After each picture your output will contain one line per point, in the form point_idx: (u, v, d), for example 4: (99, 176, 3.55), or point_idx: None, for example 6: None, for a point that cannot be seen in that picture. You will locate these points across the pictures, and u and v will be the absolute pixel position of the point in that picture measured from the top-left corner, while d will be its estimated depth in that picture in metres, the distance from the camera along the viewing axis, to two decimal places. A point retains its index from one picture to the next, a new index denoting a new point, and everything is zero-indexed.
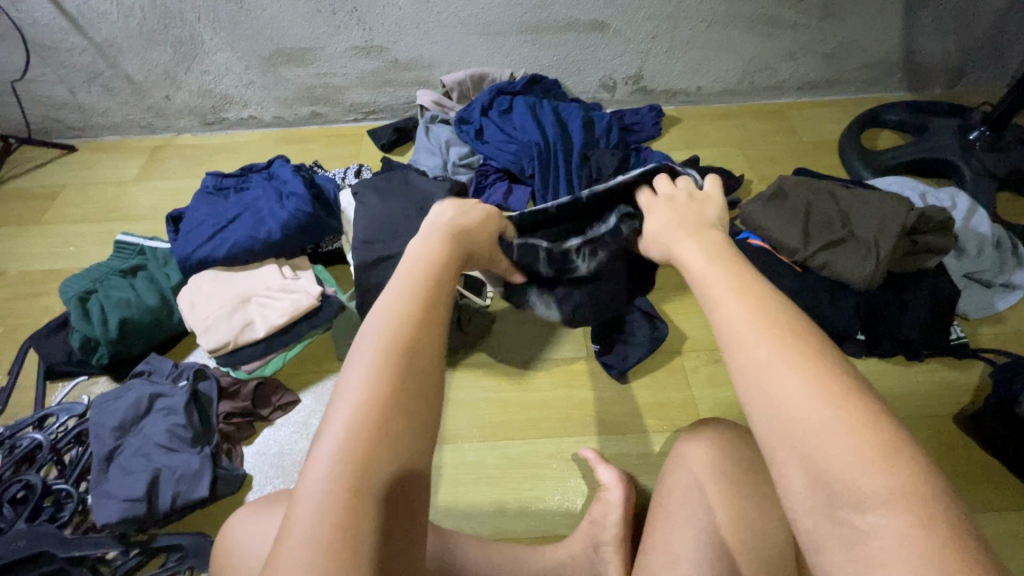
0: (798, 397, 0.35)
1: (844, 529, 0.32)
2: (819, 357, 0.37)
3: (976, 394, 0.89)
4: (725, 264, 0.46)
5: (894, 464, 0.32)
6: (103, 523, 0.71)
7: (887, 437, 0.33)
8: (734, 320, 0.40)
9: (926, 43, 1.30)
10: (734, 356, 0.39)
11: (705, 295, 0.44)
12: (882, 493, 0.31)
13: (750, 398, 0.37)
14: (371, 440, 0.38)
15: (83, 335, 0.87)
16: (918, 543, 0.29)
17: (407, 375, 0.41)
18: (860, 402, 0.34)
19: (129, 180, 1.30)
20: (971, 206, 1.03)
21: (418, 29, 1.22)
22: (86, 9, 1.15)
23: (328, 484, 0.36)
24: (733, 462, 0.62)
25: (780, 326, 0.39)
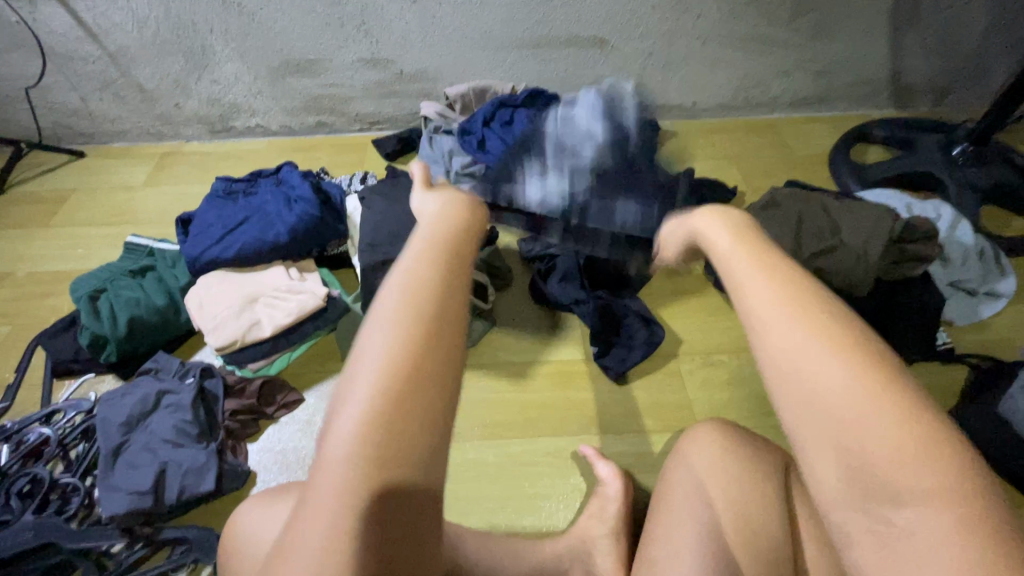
0: (842, 390, 0.34)
1: (877, 524, 0.32)
2: (860, 349, 0.36)
3: (962, 398, 0.92)
4: (761, 257, 0.44)
5: (940, 459, 0.31)
6: (109, 515, 0.72)
7: (932, 433, 0.32)
8: (773, 313, 0.39)
9: (911, 62, 1.36)
10: (770, 349, 0.38)
11: (738, 289, 0.43)
12: (925, 489, 0.31)
13: (787, 388, 0.36)
14: (391, 430, 0.36)
15: (93, 333, 0.89)
16: (961, 539, 0.30)
17: (434, 360, 0.38)
18: (902, 396, 0.33)
19: (138, 186, 1.33)
20: (954, 218, 1.07)
21: (423, 42, 1.26)
22: (101, 20, 1.19)
23: (349, 475, 0.35)
24: (721, 460, 0.64)
25: (820, 318, 0.38)
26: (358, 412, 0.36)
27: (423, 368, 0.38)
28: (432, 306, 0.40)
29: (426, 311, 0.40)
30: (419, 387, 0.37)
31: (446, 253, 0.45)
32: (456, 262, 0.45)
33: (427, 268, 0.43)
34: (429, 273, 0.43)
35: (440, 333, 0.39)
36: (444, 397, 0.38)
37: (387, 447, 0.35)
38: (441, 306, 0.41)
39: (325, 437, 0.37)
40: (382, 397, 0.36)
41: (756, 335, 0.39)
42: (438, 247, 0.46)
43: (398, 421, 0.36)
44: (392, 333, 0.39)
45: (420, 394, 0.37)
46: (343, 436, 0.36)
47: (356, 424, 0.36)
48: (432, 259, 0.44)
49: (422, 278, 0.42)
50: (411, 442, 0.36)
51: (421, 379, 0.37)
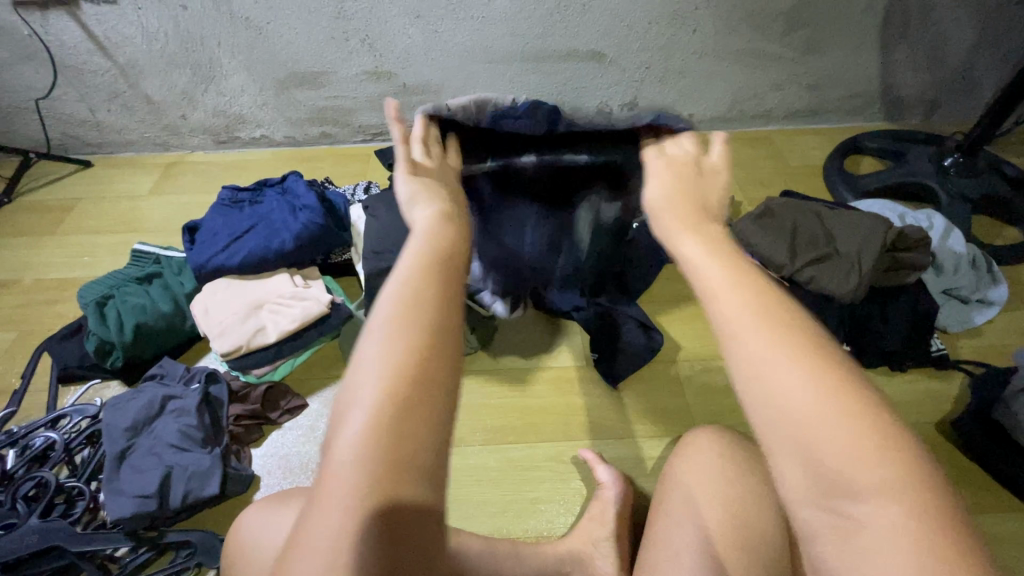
0: (804, 390, 0.34)
1: (840, 520, 0.32)
2: (817, 347, 0.36)
3: (956, 403, 0.93)
4: (717, 252, 0.44)
5: (893, 455, 0.32)
6: (116, 519, 0.72)
7: (887, 429, 0.33)
8: (736, 311, 0.38)
9: (902, 76, 1.39)
10: (735, 348, 0.37)
11: (702, 287, 0.42)
12: (878, 484, 0.32)
13: (751, 391, 0.36)
14: (397, 430, 0.36)
15: (99, 338, 0.90)
16: (915, 532, 0.31)
17: (434, 363, 0.39)
18: (855, 393, 0.34)
19: (144, 195, 1.35)
20: (946, 227, 1.09)
21: (426, 56, 1.29)
22: (112, 33, 1.22)
23: (357, 475, 0.36)
24: (713, 466, 0.66)
25: (777, 318, 0.38)
26: (363, 415, 0.37)
27: (422, 371, 0.38)
28: (430, 311, 0.41)
29: (424, 315, 0.41)
30: (419, 389, 0.38)
31: (439, 258, 0.46)
32: (448, 266, 0.46)
33: (421, 272, 0.44)
34: (424, 277, 0.43)
35: (439, 336, 0.40)
36: (444, 397, 0.38)
37: (391, 447, 0.36)
38: (439, 311, 0.42)
39: (332, 440, 0.38)
40: (385, 399, 0.37)
41: (724, 335, 0.38)
42: (433, 251, 0.46)
43: (402, 421, 0.37)
44: (392, 338, 0.39)
45: (421, 395, 0.38)
46: (348, 440, 0.37)
47: (361, 427, 0.37)
48: (428, 264, 0.45)
49: (418, 283, 0.43)
50: (415, 444, 0.37)
51: (422, 380, 0.38)
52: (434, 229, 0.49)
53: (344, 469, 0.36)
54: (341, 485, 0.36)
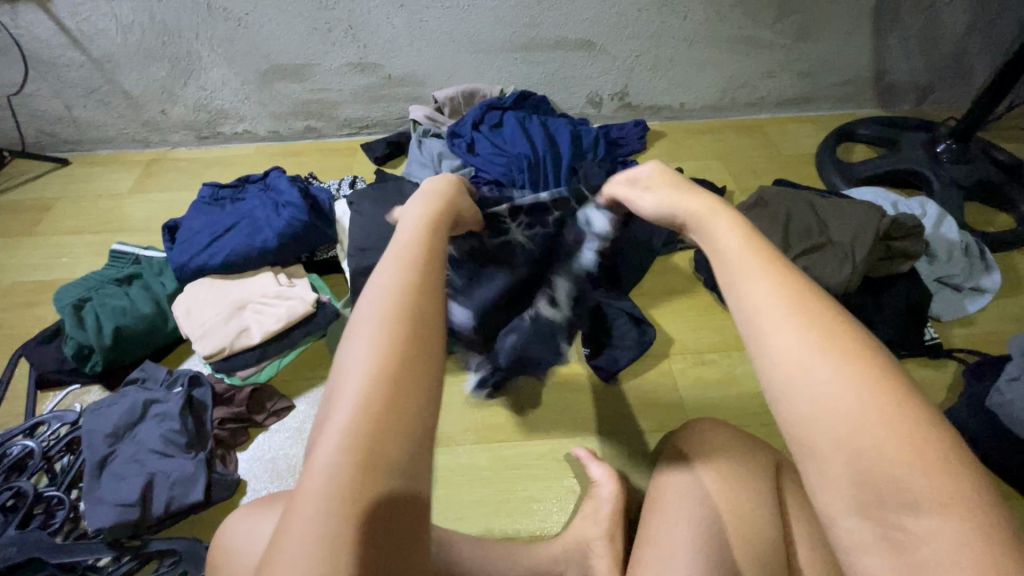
0: (840, 394, 0.33)
1: (891, 530, 0.31)
2: (859, 352, 0.35)
3: (951, 392, 0.93)
4: (750, 241, 0.43)
5: (947, 468, 0.31)
6: (97, 528, 0.71)
7: (941, 441, 0.32)
8: (765, 308, 0.38)
9: (894, 62, 1.38)
10: (766, 351, 0.37)
11: (730, 284, 0.42)
12: (937, 497, 0.30)
13: (785, 394, 0.35)
14: (378, 460, 0.34)
15: (78, 342, 0.87)
16: (974, 551, 0.29)
17: (413, 387, 0.37)
18: (901, 398, 0.33)
19: (124, 193, 1.31)
20: (939, 214, 1.08)
21: (411, 46, 1.26)
22: (85, 26, 1.18)
23: (329, 510, 0.33)
24: (704, 465, 0.64)
25: (820, 319, 0.37)
26: (338, 445, 0.34)
27: (399, 397, 0.36)
28: (408, 330, 0.39)
29: (401, 335, 0.39)
30: (398, 413, 0.36)
31: (422, 267, 0.43)
32: (426, 273, 0.43)
33: (401, 284, 0.41)
34: (401, 290, 0.41)
35: (418, 357, 0.38)
36: (424, 420, 0.36)
37: (364, 480, 0.33)
38: (417, 328, 0.39)
39: (303, 474, 0.35)
40: (360, 425, 0.35)
41: (753, 338, 0.38)
42: (408, 258, 0.44)
43: (380, 450, 0.34)
44: (373, 361, 0.37)
45: (401, 420, 0.36)
46: (321, 474, 0.34)
47: (337, 460, 0.34)
48: (408, 276, 0.42)
49: (395, 299, 0.40)
50: (394, 475, 0.34)
51: (400, 406, 0.36)
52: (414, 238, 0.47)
53: (315, 503, 0.33)
54: (308, 522, 0.33)
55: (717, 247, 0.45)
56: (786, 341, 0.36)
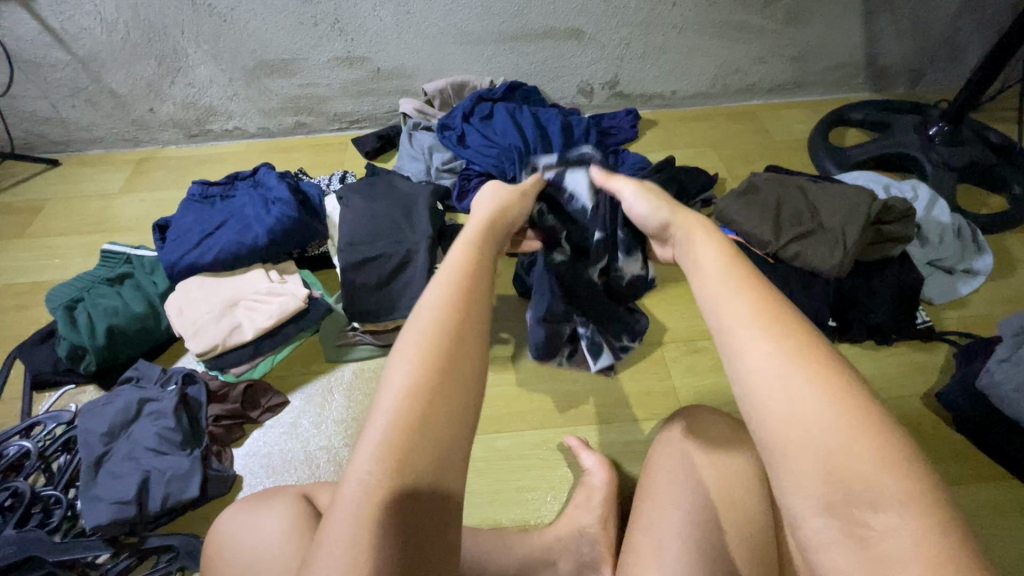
0: (809, 403, 0.35)
1: (855, 528, 0.32)
2: (830, 366, 0.37)
3: (942, 374, 0.93)
4: (732, 264, 0.45)
5: (906, 469, 0.33)
6: (93, 526, 0.71)
7: (899, 446, 0.33)
8: (741, 325, 0.40)
9: (886, 44, 1.36)
10: (742, 365, 0.39)
11: (709, 302, 0.43)
12: (895, 495, 0.32)
13: (760, 404, 0.36)
14: (413, 469, 0.37)
15: (71, 342, 0.87)
16: (927, 544, 0.30)
17: (449, 407, 0.39)
18: (866, 406, 0.35)
19: (115, 193, 1.31)
20: (931, 197, 1.08)
21: (399, 39, 1.25)
22: (69, 25, 1.17)
23: (365, 515, 0.35)
24: (693, 442, 0.65)
25: (788, 334, 0.39)
26: (374, 455, 0.37)
27: (431, 414, 0.38)
28: (449, 349, 0.41)
29: (440, 358, 0.41)
30: (435, 424, 0.38)
31: (462, 288, 0.46)
32: (467, 293, 0.45)
33: (437, 313, 0.43)
34: (439, 318, 0.43)
35: (457, 376, 0.41)
36: (458, 435, 0.39)
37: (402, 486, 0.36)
38: (455, 347, 0.42)
39: (343, 483, 0.37)
40: (395, 440, 0.37)
41: (730, 355, 0.40)
42: (447, 286, 0.46)
43: (416, 460, 0.37)
44: (412, 376, 0.39)
45: (437, 435, 0.38)
46: (358, 480, 0.36)
47: (373, 469, 0.36)
48: (449, 297, 0.44)
49: (432, 322, 0.43)
50: (419, 479, 0.37)
51: (436, 422, 0.38)
52: (456, 261, 0.49)
53: (352, 507, 0.36)
54: (348, 524, 0.35)
55: (699, 271, 0.47)
56: (758, 354, 0.38)
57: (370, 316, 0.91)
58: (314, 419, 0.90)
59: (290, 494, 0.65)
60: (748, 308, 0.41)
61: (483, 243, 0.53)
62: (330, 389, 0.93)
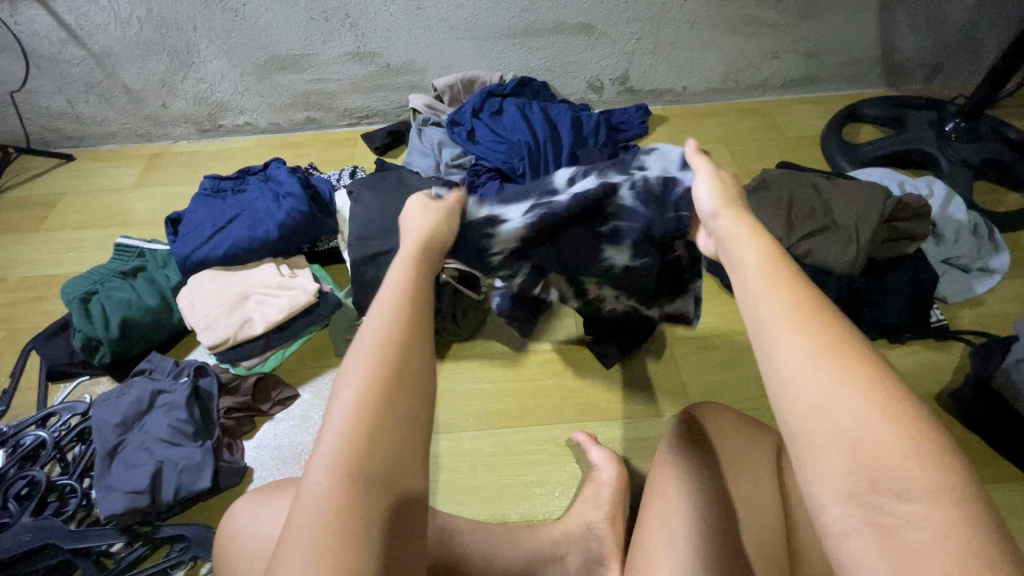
0: (840, 391, 0.33)
1: (878, 517, 0.31)
2: (863, 356, 0.35)
3: (956, 374, 0.92)
4: (768, 258, 0.42)
5: (938, 460, 0.31)
6: (108, 515, 0.72)
7: (933, 436, 0.32)
8: (773, 313, 0.38)
9: (902, 40, 1.34)
10: (770, 352, 0.37)
11: (745, 296, 0.41)
12: (928, 487, 0.30)
13: (790, 395, 0.35)
14: (362, 477, 0.36)
15: (85, 335, 0.88)
16: (957, 535, 0.29)
17: (398, 417, 0.38)
18: (900, 396, 0.33)
19: (128, 187, 1.33)
20: (947, 194, 1.07)
21: (409, 34, 1.25)
22: (83, 21, 1.18)
23: (319, 525, 0.35)
24: (704, 436, 0.64)
25: (822, 322, 0.37)
26: (328, 465, 0.36)
27: (381, 425, 0.37)
28: (395, 361, 0.40)
29: (388, 370, 0.39)
30: (384, 435, 0.37)
31: (412, 298, 0.44)
32: (414, 307, 0.43)
33: (386, 321, 0.42)
34: (388, 330, 0.41)
35: (409, 383, 0.40)
36: (407, 442, 0.38)
37: (360, 496, 0.36)
38: (406, 356, 0.40)
39: (297, 495, 0.37)
40: (347, 451, 0.36)
41: (759, 342, 0.38)
42: (400, 292, 0.44)
43: (367, 467, 0.36)
44: (360, 388, 0.38)
45: (386, 442, 0.37)
46: (314, 492, 0.36)
47: (326, 481, 0.36)
48: (399, 305, 0.43)
49: (379, 337, 0.41)
50: (373, 486, 0.36)
51: (383, 432, 0.37)
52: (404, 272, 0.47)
53: (306, 520, 0.35)
54: (306, 533, 0.35)
55: (739, 261, 0.44)
56: (788, 343, 0.36)
57: None
58: (324, 413, 0.90)
59: (300, 486, 0.65)
60: (781, 298, 0.39)
61: (428, 254, 0.51)
62: None
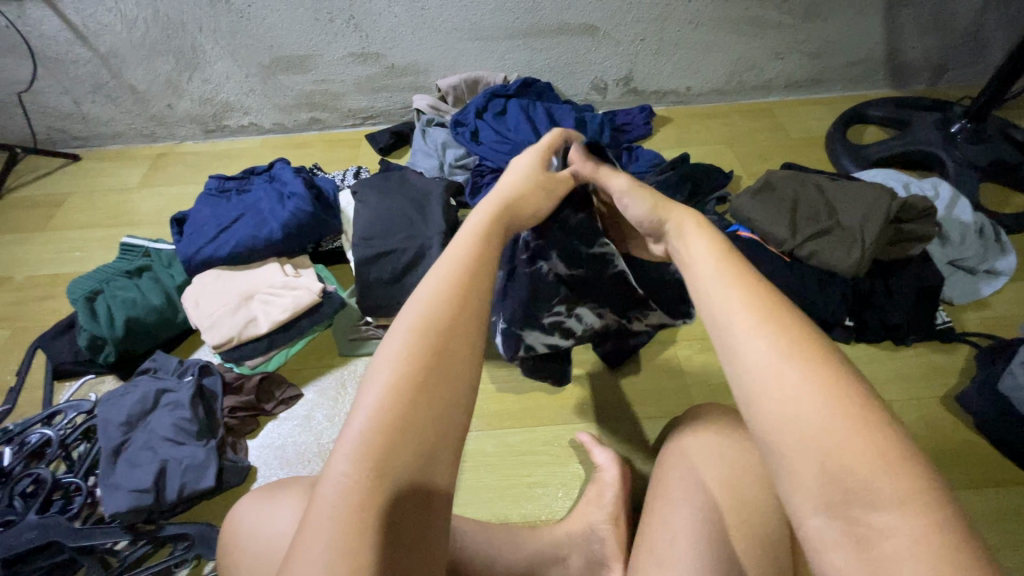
0: (805, 400, 0.34)
1: (854, 528, 0.31)
2: (826, 362, 0.35)
3: (961, 376, 0.91)
4: (722, 266, 0.44)
5: (906, 467, 0.31)
6: (113, 513, 0.72)
7: (902, 444, 0.32)
8: (736, 322, 0.39)
9: (908, 40, 1.34)
10: (737, 361, 0.38)
11: (703, 305, 0.43)
12: (897, 494, 0.30)
13: (757, 404, 0.35)
14: (390, 464, 0.37)
15: (90, 333, 0.89)
16: (929, 544, 0.29)
17: (431, 403, 0.40)
18: (865, 402, 0.33)
19: (133, 187, 1.33)
20: (953, 196, 1.06)
21: (413, 35, 1.25)
22: (90, 22, 1.18)
23: (342, 515, 0.36)
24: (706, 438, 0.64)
25: (783, 328, 0.37)
26: (352, 455, 0.37)
27: (415, 411, 0.39)
28: (435, 347, 0.42)
29: (427, 356, 0.41)
30: (417, 420, 0.39)
31: (457, 285, 0.46)
32: (453, 297, 0.45)
33: (431, 309, 0.44)
34: (431, 317, 0.43)
35: (449, 374, 0.41)
36: (441, 429, 0.39)
37: (382, 488, 0.36)
38: (447, 348, 0.42)
39: (320, 484, 0.38)
40: (375, 438, 0.38)
41: (726, 349, 0.39)
42: (442, 280, 0.47)
43: (394, 459, 0.37)
44: (393, 376, 0.40)
45: (420, 431, 0.39)
46: (337, 481, 0.37)
47: (350, 471, 0.37)
48: (445, 291, 0.46)
49: (420, 322, 0.43)
50: (395, 481, 0.37)
51: (419, 421, 0.39)
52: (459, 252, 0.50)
53: (328, 510, 0.36)
54: (327, 524, 0.35)
55: (695, 269, 0.46)
56: (753, 352, 0.37)
57: (383, 311, 0.92)
58: (327, 412, 0.91)
59: (302, 486, 0.65)
60: (743, 308, 0.40)
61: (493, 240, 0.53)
62: (344, 382, 0.94)
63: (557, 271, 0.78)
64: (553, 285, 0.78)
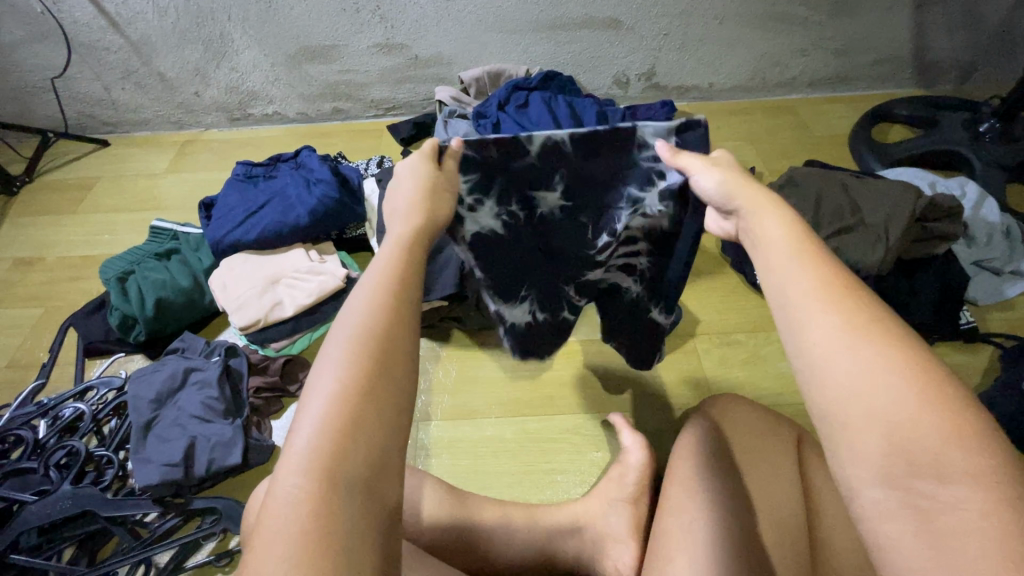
0: (878, 377, 0.33)
1: (918, 500, 0.30)
2: (903, 342, 0.34)
3: (985, 376, 0.91)
4: (799, 239, 0.41)
5: (980, 444, 0.31)
6: (144, 485, 0.75)
7: (976, 423, 0.31)
8: (807, 298, 0.37)
9: (937, 39, 1.32)
10: (803, 334, 0.36)
11: (771, 273, 0.41)
12: (964, 469, 0.30)
13: (819, 377, 0.35)
14: (338, 477, 0.33)
15: (122, 313, 0.92)
16: (997, 517, 0.29)
17: (378, 412, 0.36)
18: (939, 382, 0.32)
19: (160, 172, 1.36)
20: (980, 196, 1.05)
21: (438, 27, 1.27)
22: (123, 9, 1.21)
23: (296, 531, 0.32)
24: (729, 427, 0.64)
25: (856, 305, 0.36)
26: (303, 465, 0.34)
27: (363, 419, 0.35)
28: (378, 351, 0.37)
29: (372, 359, 0.37)
30: (366, 431, 0.35)
31: (396, 285, 0.41)
32: (401, 294, 0.41)
33: (372, 307, 0.39)
34: (372, 318, 0.38)
35: (391, 378, 0.37)
36: (389, 436, 0.36)
37: (335, 504, 0.33)
38: (387, 349, 0.38)
39: (269, 495, 0.34)
40: (324, 447, 0.34)
41: (790, 321, 0.37)
42: (386, 274, 0.41)
43: (346, 468, 0.34)
44: (338, 382, 0.36)
45: (366, 442, 0.35)
46: (286, 496, 0.33)
47: (302, 483, 0.33)
48: (387, 289, 0.40)
49: (362, 324, 0.38)
50: (353, 491, 0.34)
51: (364, 431, 0.35)
52: (392, 252, 0.43)
53: (280, 524, 0.32)
54: (278, 538, 0.32)
55: (763, 239, 0.43)
56: (825, 328, 0.35)
57: None
58: None
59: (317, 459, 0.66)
60: (819, 287, 0.37)
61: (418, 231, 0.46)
62: None
63: (547, 202, 0.60)
64: (558, 222, 0.62)
